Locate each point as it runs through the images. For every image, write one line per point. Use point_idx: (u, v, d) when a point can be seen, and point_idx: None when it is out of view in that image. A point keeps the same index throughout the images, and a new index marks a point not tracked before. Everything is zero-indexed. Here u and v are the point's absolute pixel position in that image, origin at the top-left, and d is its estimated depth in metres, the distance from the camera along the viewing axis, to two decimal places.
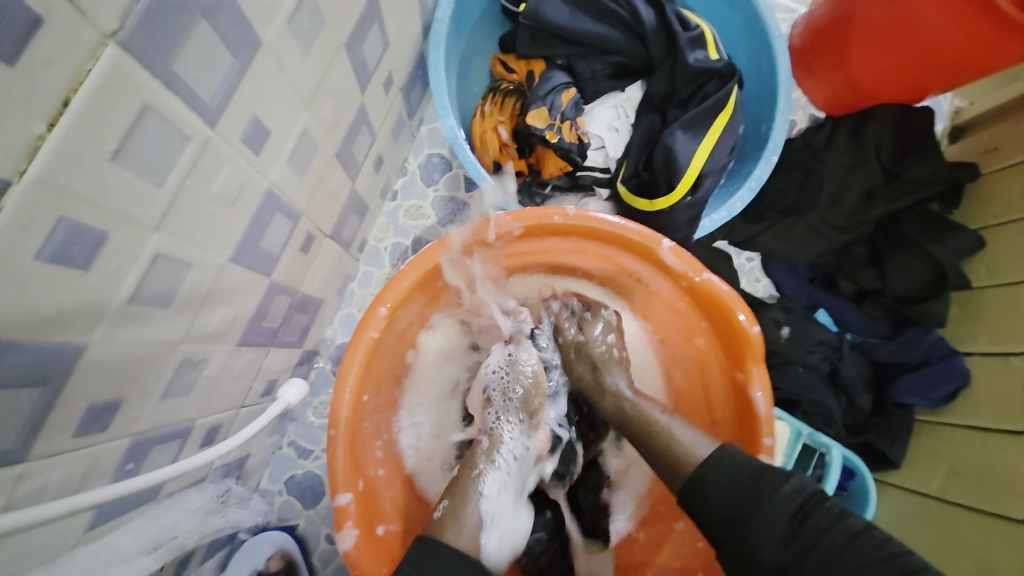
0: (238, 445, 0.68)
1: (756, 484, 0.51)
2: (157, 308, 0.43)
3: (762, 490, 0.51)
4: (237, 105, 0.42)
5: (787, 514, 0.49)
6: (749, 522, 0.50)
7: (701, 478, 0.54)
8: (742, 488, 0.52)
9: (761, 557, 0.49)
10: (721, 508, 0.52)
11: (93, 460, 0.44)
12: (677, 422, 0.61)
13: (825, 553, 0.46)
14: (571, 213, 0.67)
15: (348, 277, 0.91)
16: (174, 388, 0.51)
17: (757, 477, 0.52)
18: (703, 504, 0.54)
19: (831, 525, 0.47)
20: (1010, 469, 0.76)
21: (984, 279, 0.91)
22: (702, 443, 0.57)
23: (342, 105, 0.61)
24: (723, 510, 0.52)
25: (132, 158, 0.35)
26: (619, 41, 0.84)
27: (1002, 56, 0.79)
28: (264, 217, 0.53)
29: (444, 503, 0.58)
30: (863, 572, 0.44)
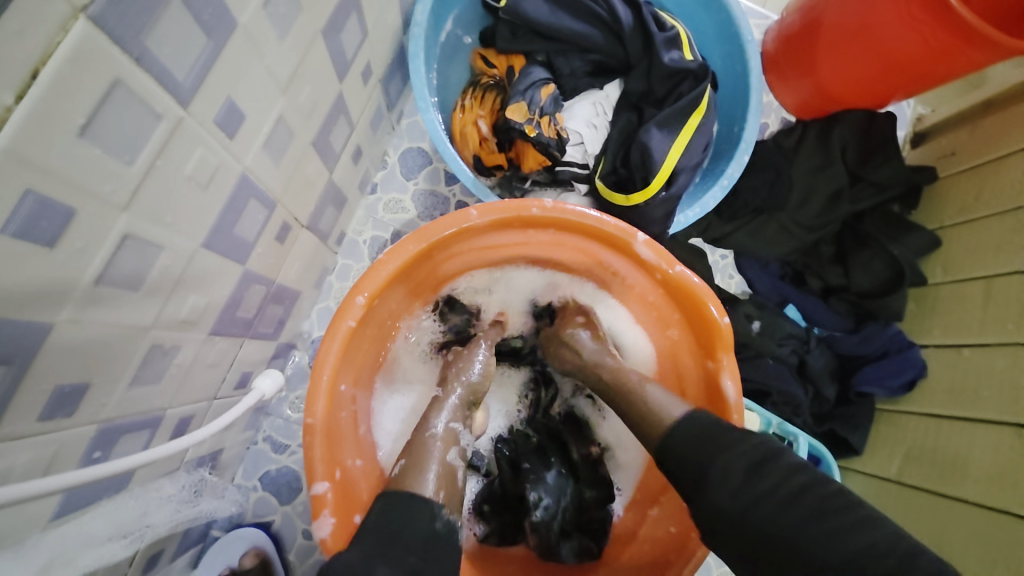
0: (212, 436, 0.67)
1: (719, 432, 0.54)
2: (126, 291, 0.42)
3: (723, 441, 0.53)
4: (211, 87, 0.42)
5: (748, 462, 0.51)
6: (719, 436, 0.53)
7: (666, 441, 0.57)
8: (698, 440, 0.54)
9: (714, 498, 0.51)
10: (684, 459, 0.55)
11: (59, 446, 0.43)
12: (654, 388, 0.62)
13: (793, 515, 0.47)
14: (548, 205, 0.67)
15: (325, 270, 0.90)
16: (144, 375, 0.50)
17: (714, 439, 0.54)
18: (671, 457, 0.56)
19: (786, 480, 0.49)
20: (962, 453, 0.81)
21: (939, 276, 0.97)
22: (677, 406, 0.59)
23: (320, 93, 0.61)
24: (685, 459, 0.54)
25: (101, 134, 0.34)
26: (598, 40, 0.86)
27: (957, 65, 0.84)
28: (238, 203, 0.53)
29: (401, 462, 0.58)
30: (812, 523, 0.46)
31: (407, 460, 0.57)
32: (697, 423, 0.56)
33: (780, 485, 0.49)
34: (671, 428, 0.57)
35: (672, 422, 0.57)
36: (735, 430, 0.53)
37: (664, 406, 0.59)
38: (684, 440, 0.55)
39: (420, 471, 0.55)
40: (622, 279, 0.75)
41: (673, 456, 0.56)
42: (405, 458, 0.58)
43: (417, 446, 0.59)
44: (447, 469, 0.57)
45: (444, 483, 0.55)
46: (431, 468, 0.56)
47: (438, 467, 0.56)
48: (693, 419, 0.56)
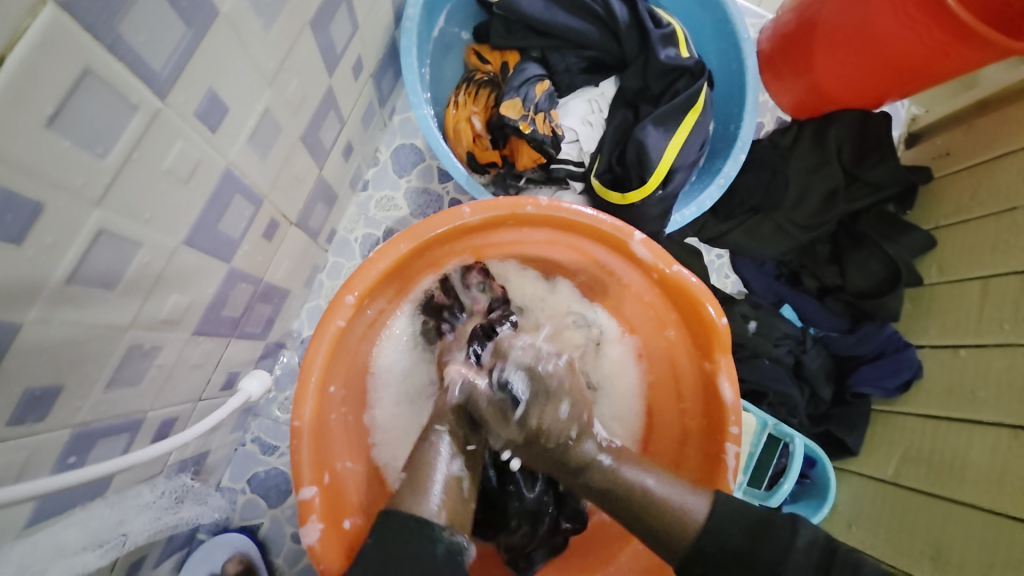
0: (196, 439, 0.65)
1: (762, 529, 0.51)
2: (101, 289, 0.41)
3: (766, 535, 0.50)
4: (190, 76, 0.40)
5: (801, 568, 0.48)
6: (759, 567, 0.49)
7: (702, 544, 0.51)
8: (746, 534, 0.51)
9: None
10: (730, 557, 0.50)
11: (31, 451, 0.41)
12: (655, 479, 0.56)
13: None
14: (544, 203, 0.66)
15: (316, 268, 0.88)
16: (122, 376, 0.48)
17: (762, 524, 0.51)
18: (711, 545, 0.51)
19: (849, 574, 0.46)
20: (959, 454, 0.80)
21: (935, 276, 0.96)
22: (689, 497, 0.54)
23: (308, 87, 0.59)
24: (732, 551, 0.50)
25: (71, 125, 0.33)
26: (593, 36, 0.84)
27: (954, 64, 0.83)
28: (222, 198, 0.51)
29: (404, 476, 0.56)
30: None
31: (408, 475, 0.56)
32: (741, 524, 0.52)
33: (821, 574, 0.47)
34: (705, 533, 0.52)
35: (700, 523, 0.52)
36: (780, 538, 0.50)
37: (682, 505, 0.53)
38: (728, 535, 0.51)
39: (426, 484, 0.54)
40: (618, 279, 0.74)
41: (716, 560, 0.51)
42: (407, 473, 0.57)
43: (419, 456, 0.58)
44: (451, 481, 0.56)
45: (448, 500, 0.54)
46: (435, 481, 0.55)
47: (443, 481, 0.55)
48: (726, 504, 0.53)
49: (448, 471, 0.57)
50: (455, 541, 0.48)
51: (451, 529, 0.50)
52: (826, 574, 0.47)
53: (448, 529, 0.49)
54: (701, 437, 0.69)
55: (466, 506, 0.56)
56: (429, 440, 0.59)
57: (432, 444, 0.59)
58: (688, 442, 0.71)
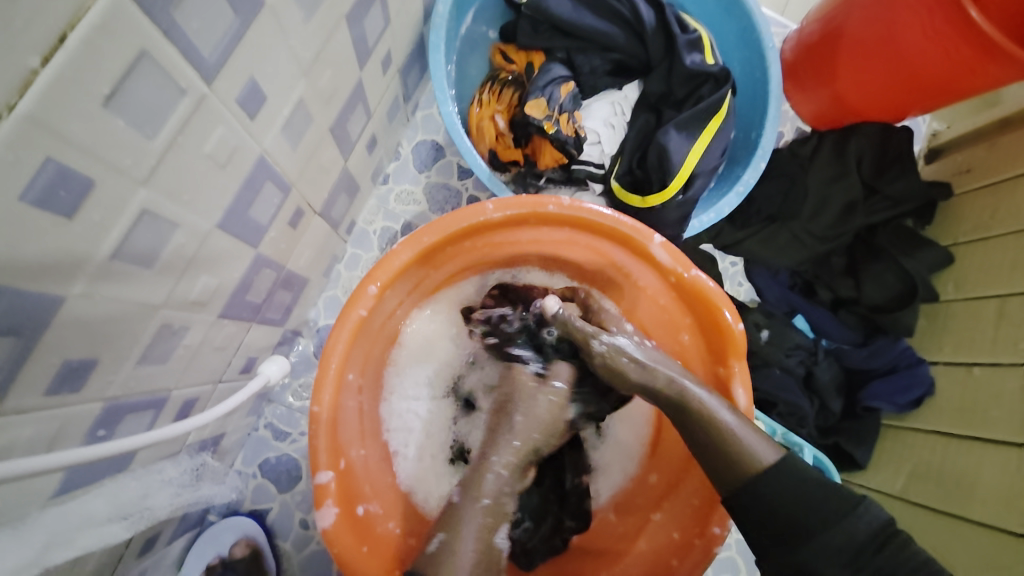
0: (215, 420, 0.67)
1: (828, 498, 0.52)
2: (139, 268, 0.42)
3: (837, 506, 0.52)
4: (234, 63, 0.41)
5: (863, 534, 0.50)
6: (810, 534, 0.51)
7: (760, 484, 0.54)
8: (815, 501, 0.52)
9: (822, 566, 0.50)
10: (791, 509, 0.52)
11: (64, 422, 0.42)
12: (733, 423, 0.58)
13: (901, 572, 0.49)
14: (566, 203, 0.67)
15: (335, 259, 0.89)
16: (151, 354, 0.49)
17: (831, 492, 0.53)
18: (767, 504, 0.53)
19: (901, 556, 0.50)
20: (968, 473, 0.80)
21: (951, 293, 0.96)
22: (763, 448, 0.56)
23: (340, 79, 0.60)
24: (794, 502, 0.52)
25: (124, 106, 0.34)
26: (619, 38, 0.85)
27: (982, 80, 0.82)
28: (255, 184, 0.52)
29: (439, 537, 0.59)
30: None
31: (445, 536, 0.58)
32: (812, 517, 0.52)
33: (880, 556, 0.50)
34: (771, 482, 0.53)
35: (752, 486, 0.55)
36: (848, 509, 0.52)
37: (757, 449, 0.55)
38: (788, 489, 0.53)
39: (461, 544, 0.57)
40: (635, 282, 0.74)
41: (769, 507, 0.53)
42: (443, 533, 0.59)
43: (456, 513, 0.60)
44: (498, 505, 0.61)
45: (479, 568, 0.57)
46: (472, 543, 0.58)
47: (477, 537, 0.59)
48: (792, 467, 0.54)
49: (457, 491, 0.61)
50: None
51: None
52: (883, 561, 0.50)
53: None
54: None
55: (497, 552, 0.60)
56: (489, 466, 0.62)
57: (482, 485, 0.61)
58: None
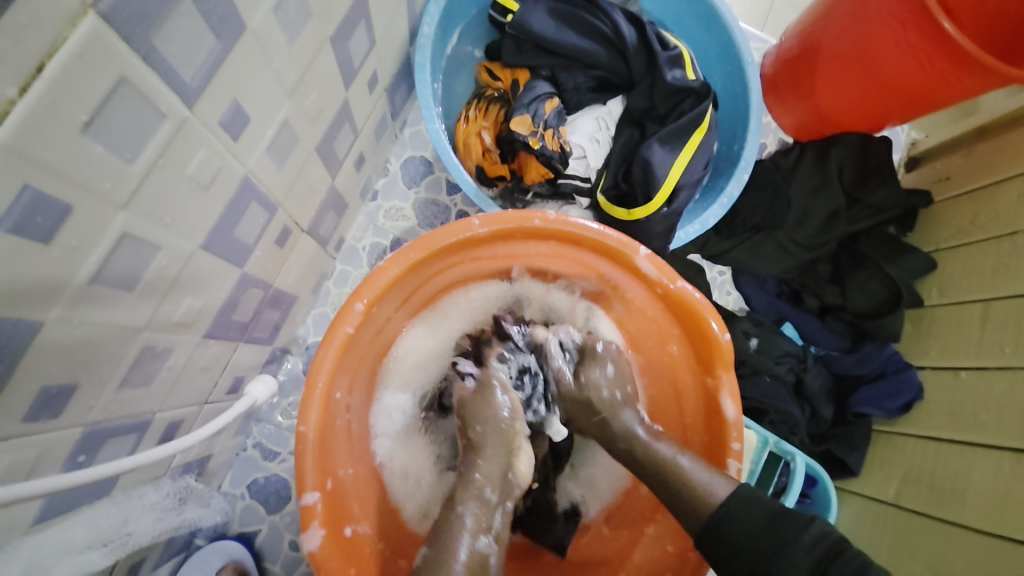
0: (200, 442, 0.66)
1: (775, 524, 0.53)
2: (120, 290, 0.42)
3: (781, 532, 0.52)
4: (216, 88, 0.42)
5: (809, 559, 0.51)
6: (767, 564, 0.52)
7: (722, 519, 0.55)
8: (761, 529, 0.53)
9: None
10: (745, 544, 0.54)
11: (43, 448, 0.42)
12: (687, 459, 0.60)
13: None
14: (551, 217, 0.68)
15: (324, 276, 0.89)
16: (133, 377, 0.49)
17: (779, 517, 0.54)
18: (728, 547, 0.54)
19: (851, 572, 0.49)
20: (961, 478, 0.80)
21: (936, 298, 0.97)
22: (715, 484, 0.57)
23: (326, 99, 0.61)
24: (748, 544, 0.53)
25: (104, 131, 0.34)
26: (602, 56, 0.87)
27: (955, 91, 0.85)
28: (239, 204, 0.52)
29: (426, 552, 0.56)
30: None
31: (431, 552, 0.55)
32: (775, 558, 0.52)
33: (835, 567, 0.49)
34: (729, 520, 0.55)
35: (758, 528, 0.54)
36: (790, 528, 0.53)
37: (707, 485, 0.57)
38: (744, 528, 0.54)
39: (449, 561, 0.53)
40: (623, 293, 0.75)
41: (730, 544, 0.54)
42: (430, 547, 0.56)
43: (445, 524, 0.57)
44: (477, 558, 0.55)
45: None
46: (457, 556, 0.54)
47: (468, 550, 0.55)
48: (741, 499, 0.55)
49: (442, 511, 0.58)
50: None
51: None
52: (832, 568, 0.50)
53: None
54: (702, 454, 0.69)
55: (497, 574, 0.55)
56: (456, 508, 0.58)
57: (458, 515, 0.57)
58: None
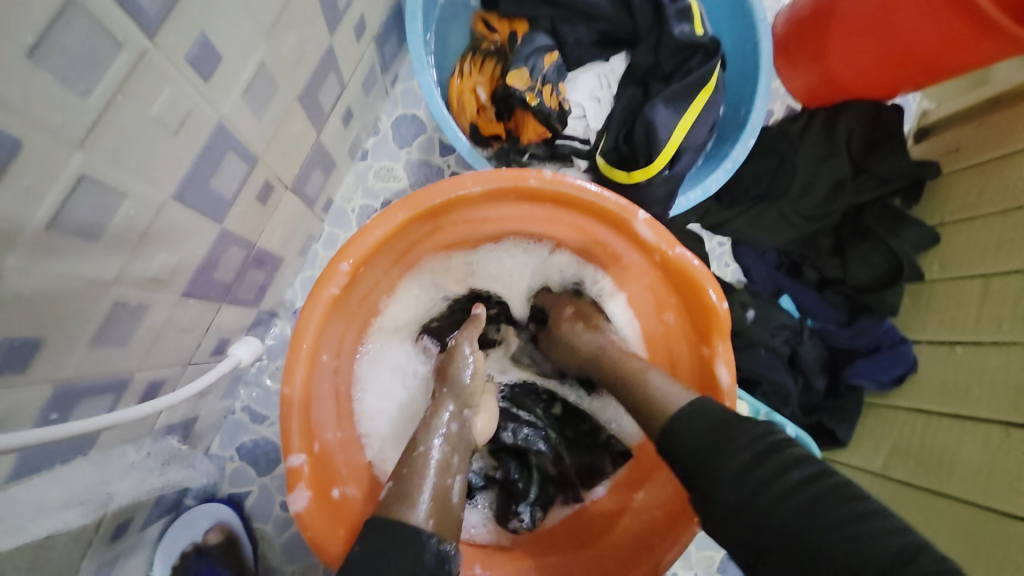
0: (184, 403, 0.64)
1: (729, 427, 0.51)
2: (84, 240, 0.39)
3: (728, 434, 0.50)
4: (181, 18, 0.38)
5: (746, 462, 0.48)
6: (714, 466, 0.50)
7: (673, 426, 0.54)
8: (707, 435, 0.51)
9: (718, 497, 0.49)
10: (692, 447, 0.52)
11: (11, 405, 0.40)
12: (656, 374, 0.60)
13: (797, 505, 0.45)
14: (547, 177, 0.65)
15: (311, 238, 0.86)
16: (106, 334, 0.46)
17: (725, 423, 0.51)
18: (674, 447, 0.53)
19: (793, 473, 0.46)
20: (948, 451, 0.80)
21: (936, 273, 0.96)
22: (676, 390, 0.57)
23: (308, 42, 0.57)
24: (694, 445, 0.52)
25: (51, 58, 0.31)
26: (606, 8, 0.82)
27: (972, 57, 0.81)
28: (215, 153, 0.49)
29: (390, 484, 0.55)
30: (824, 516, 0.44)
31: (394, 484, 0.55)
32: (706, 417, 0.53)
33: (779, 477, 0.47)
34: (677, 415, 0.54)
35: (678, 409, 0.55)
36: (736, 437, 0.50)
37: (667, 395, 0.56)
38: (693, 434, 0.52)
39: (415, 493, 0.53)
40: (620, 259, 0.72)
41: (676, 448, 0.53)
42: (393, 483, 0.55)
43: (410, 463, 0.56)
44: (440, 488, 0.55)
45: (435, 510, 0.53)
46: (425, 487, 0.54)
47: (433, 483, 0.55)
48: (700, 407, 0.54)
49: (434, 493, 0.54)
50: (443, 549, 0.50)
51: (439, 537, 0.50)
52: (774, 475, 0.47)
53: (434, 540, 0.50)
54: None
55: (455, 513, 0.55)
56: (418, 451, 0.58)
57: (423, 454, 0.57)
58: None
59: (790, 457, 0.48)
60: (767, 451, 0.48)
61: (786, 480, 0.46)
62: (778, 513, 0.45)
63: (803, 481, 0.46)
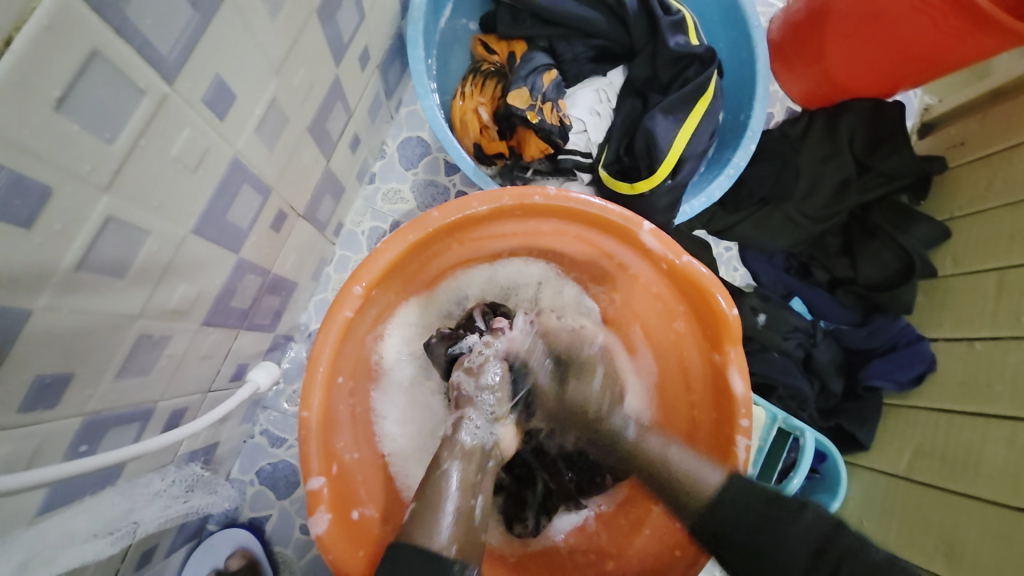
0: (206, 429, 0.65)
1: (773, 508, 0.50)
2: (110, 277, 0.41)
3: (778, 510, 0.49)
4: (198, 63, 0.40)
5: (804, 543, 0.47)
6: (771, 555, 0.48)
7: (715, 511, 0.52)
8: (755, 513, 0.50)
9: None
10: (741, 532, 0.50)
11: (42, 438, 0.41)
12: (676, 451, 0.58)
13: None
14: (551, 193, 0.66)
15: (323, 261, 0.88)
16: (131, 366, 0.48)
17: (773, 502, 0.50)
18: (718, 532, 0.51)
19: (855, 555, 0.45)
20: (973, 450, 0.79)
21: (949, 268, 0.95)
22: (706, 469, 0.56)
23: (316, 75, 0.59)
24: (744, 530, 0.50)
25: (79, 109, 0.32)
26: (602, 25, 0.84)
27: (970, 51, 0.81)
28: (230, 187, 0.51)
29: (412, 506, 0.54)
30: None
31: (417, 505, 0.53)
32: (753, 495, 0.51)
33: (834, 558, 0.46)
34: (717, 499, 0.52)
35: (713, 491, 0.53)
36: (788, 514, 0.48)
37: (698, 474, 0.55)
38: (739, 513, 0.51)
39: (435, 517, 0.51)
40: (627, 270, 0.73)
41: (726, 537, 0.51)
42: (416, 505, 0.54)
43: (433, 482, 0.56)
44: (464, 510, 0.54)
45: (458, 533, 0.51)
46: (447, 510, 0.52)
47: (456, 503, 0.54)
48: (734, 485, 0.53)
49: (458, 505, 0.53)
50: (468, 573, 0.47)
51: (462, 565, 0.48)
52: (833, 553, 0.46)
53: (457, 567, 0.47)
54: (710, 428, 0.68)
55: (477, 536, 0.53)
56: (441, 469, 0.57)
57: (446, 472, 0.56)
58: (697, 434, 0.70)
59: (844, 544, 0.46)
60: (819, 525, 0.47)
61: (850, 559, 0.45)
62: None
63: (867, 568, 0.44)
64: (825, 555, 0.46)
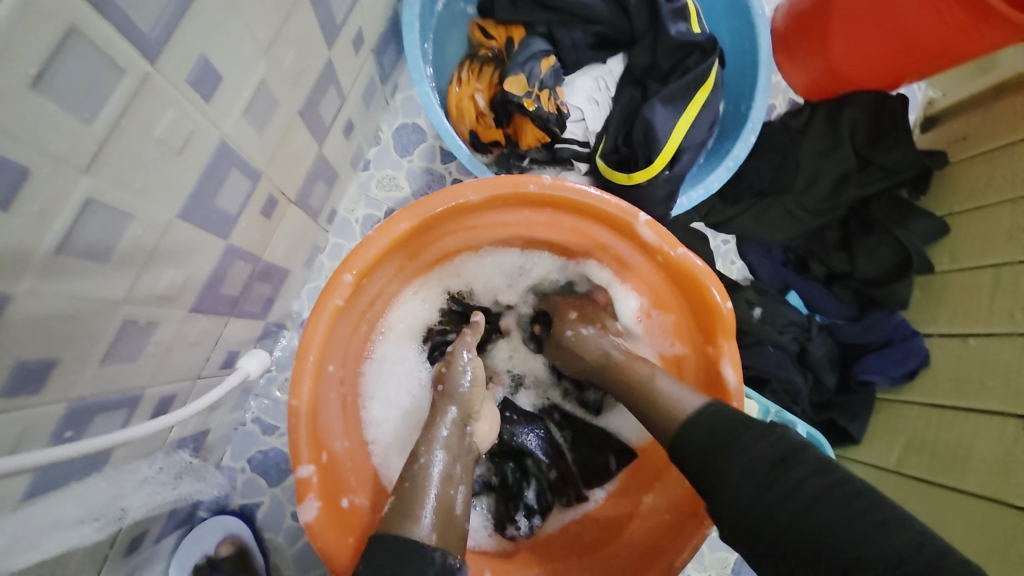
0: (196, 417, 0.65)
1: (736, 433, 0.52)
2: (92, 262, 0.40)
3: (737, 437, 0.51)
4: (181, 42, 0.39)
5: (763, 461, 0.49)
6: (721, 470, 0.51)
7: (679, 431, 0.55)
8: (716, 434, 0.52)
9: (732, 501, 0.50)
10: (699, 449, 0.53)
11: (27, 424, 0.41)
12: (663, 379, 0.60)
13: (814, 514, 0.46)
14: (546, 181, 0.65)
15: (316, 249, 0.87)
16: (117, 352, 0.47)
17: (737, 427, 0.52)
18: (684, 452, 0.54)
19: (806, 475, 0.48)
20: (964, 446, 0.79)
21: (947, 264, 0.94)
22: (686, 394, 0.58)
23: (307, 58, 0.57)
24: (701, 449, 0.53)
25: (55, 87, 0.31)
26: (602, 11, 0.82)
27: (979, 42, 0.80)
28: (218, 170, 0.50)
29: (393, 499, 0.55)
30: (837, 526, 0.45)
31: (399, 496, 0.55)
32: (716, 414, 0.54)
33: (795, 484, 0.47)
34: (687, 419, 0.55)
35: (691, 414, 0.55)
36: (745, 435, 0.51)
37: (678, 397, 0.57)
38: (699, 434, 0.53)
39: (418, 508, 0.53)
40: (622, 262, 0.72)
41: (684, 451, 0.54)
42: (396, 496, 0.56)
43: (412, 476, 0.57)
44: (445, 498, 0.56)
45: (439, 523, 0.53)
46: (428, 502, 0.54)
47: (438, 493, 0.55)
48: (709, 411, 0.55)
49: (440, 492, 0.56)
50: (449, 562, 0.50)
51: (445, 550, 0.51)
52: (786, 469, 0.48)
53: (438, 555, 0.50)
54: None
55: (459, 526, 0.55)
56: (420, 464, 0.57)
57: (425, 467, 0.57)
58: None
59: (801, 478, 0.48)
60: (773, 446, 0.50)
61: (806, 486, 0.47)
62: (794, 532, 0.46)
63: (807, 497, 0.46)
64: (775, 470, 0.49)
